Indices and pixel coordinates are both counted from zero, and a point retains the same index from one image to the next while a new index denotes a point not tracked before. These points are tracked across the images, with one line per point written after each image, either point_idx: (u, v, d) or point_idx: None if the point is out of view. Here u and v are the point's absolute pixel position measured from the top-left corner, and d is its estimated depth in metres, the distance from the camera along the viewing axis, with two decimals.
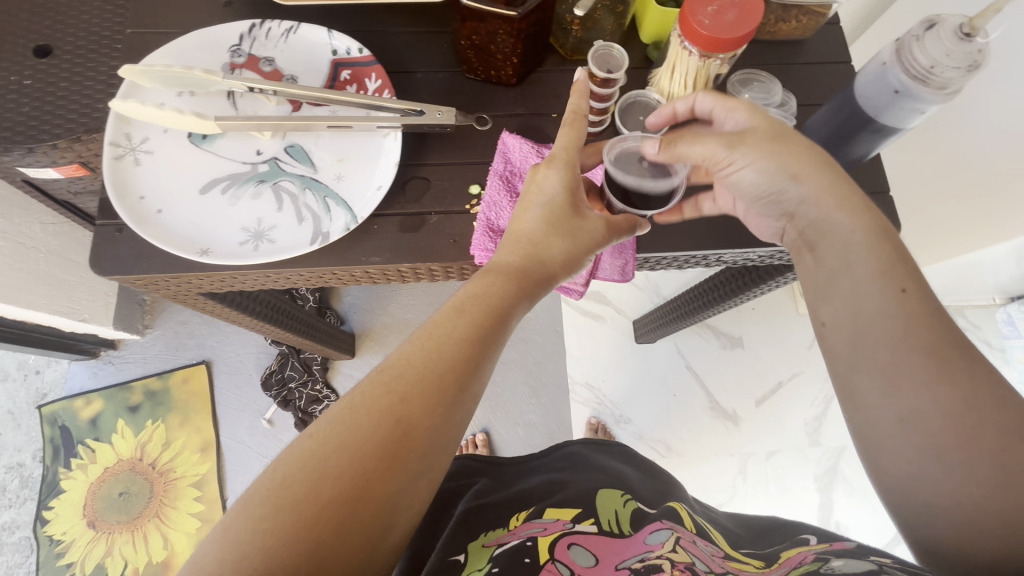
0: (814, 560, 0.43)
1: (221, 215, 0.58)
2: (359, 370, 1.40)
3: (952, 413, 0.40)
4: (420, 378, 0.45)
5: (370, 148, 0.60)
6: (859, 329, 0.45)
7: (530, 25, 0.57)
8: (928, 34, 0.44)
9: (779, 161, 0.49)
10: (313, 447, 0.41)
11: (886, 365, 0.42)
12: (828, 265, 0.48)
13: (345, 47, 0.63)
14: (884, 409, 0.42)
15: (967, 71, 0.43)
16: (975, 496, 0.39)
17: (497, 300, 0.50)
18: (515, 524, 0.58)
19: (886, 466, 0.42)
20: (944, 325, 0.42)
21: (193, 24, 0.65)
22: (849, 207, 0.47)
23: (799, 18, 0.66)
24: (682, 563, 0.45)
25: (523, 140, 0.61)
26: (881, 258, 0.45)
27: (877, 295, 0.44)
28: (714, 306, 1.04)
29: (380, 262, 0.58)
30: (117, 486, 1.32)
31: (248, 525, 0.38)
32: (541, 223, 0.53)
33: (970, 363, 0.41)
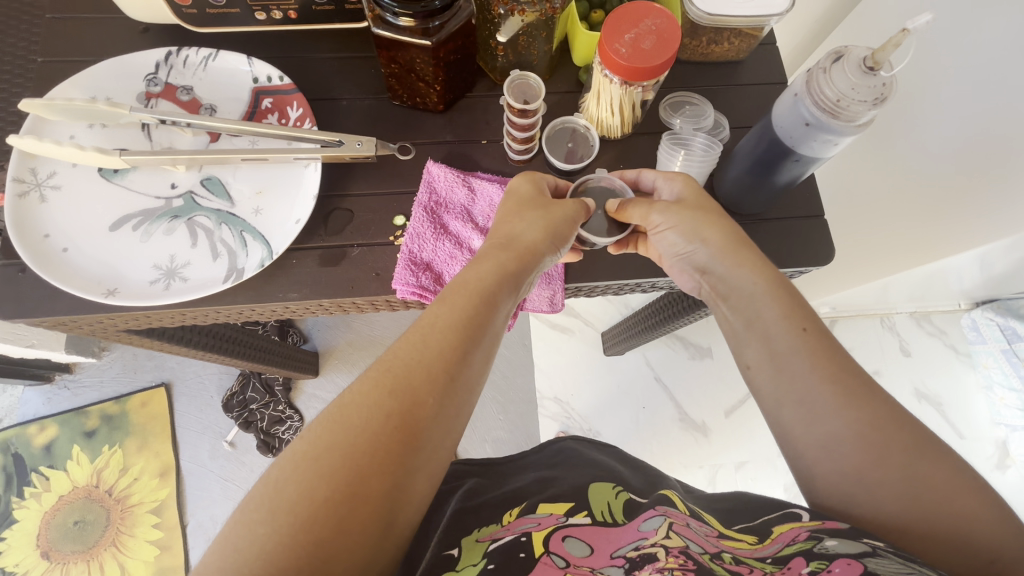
0: (809, 533, 0.38)
1: (132, 253, 0.55)
2: (323, 390, 1.37)
3: (860, 436, 0.40)
4: (410, 370, 0.42)
5: (290, 179, 0.59)
6: (776, 365, 0.44)
7: (448, 52, 0.56)
8: (834, 66, 0.44)
9: (698, 213, 0.52)
10: (305, 448, 0.38)
11: (800, 396, 0.42)
12: (741, 316, 0.48)
13: (265, 74, 0.61)
14: (807, 439, 0.42)
15: (874, 104, 0.43)
16: (901, 514, 0.38)
17: (482, 280, 0.48)
18: (508, 519, 0.55)
19: (828, 498, 0.40)
20: (841, 351, 0.44)
21: (109, 51, 0.63)
22: (748, 262, 0.49)
23: (731, 40, 0.65)
24: (677, 548, 0.41)
25: (448, 171, 0.60)
26: (783, 299, 0.47)
27: (778, 336, 0.45)
28: (669, 323, 1.03)
29: (299, 298, 0.56)
30: (72, 514, 1.27)
31: (246, 533, 0.35)
32: (517, 210, 0.54)
33: (869, 385, 0.42)
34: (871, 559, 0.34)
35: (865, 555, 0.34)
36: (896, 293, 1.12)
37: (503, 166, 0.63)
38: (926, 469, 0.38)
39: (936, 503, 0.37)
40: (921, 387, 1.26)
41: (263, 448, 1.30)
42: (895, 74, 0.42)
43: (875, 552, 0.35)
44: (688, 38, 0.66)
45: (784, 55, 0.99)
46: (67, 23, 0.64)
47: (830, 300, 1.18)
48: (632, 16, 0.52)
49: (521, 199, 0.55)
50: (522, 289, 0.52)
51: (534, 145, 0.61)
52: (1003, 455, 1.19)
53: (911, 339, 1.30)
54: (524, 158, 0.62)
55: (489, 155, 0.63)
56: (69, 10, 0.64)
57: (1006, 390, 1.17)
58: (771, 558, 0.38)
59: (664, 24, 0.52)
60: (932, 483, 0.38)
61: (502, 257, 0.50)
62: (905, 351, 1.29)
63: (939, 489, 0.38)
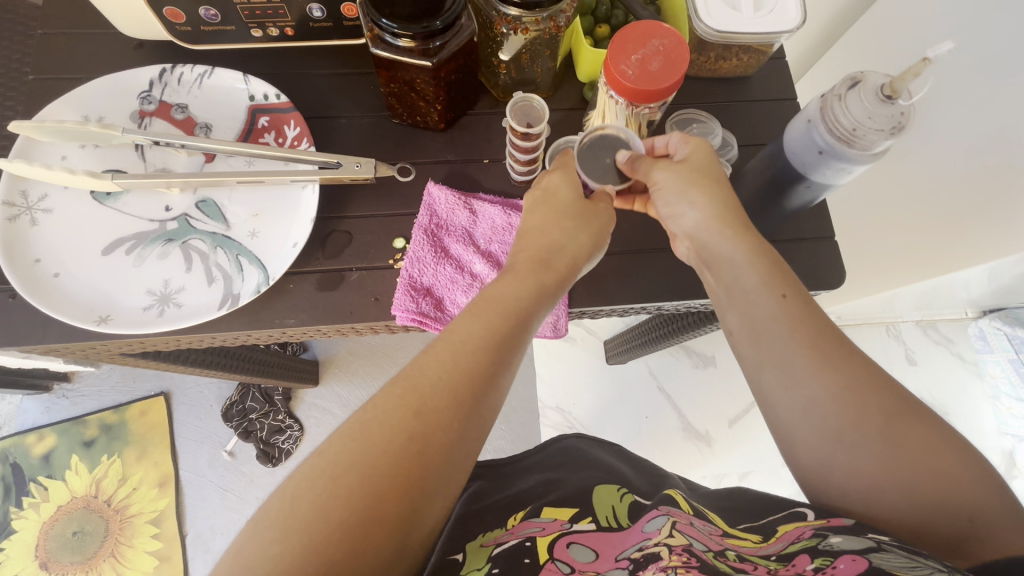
0: (813, 531, 0.38)
1: (125, 278, 0.54)
2: (323, 399, 1.36)
3: (840, 399, 0.40)
4: (437, 390, 0.41)
5: (287, 200, 0.57)
6: (756, 333, 0.44)
7: (449, 71, 0.54)
8: (850, 93, 0.42)
9: (689, 175, 0.49)
10: (321, 464, 0.38)
11: (780, 361, 0.42)
12: (724, 284, 0.47)
13: (262, 92, 0.60)
14: (787, 406, 0.42)
15: (891, 133, 0.41)
16: (881, 476, 0.38)
17: (516, 299, 0.47)
18: (513, 523, 0.54)
19: (803, 461, 0.42)
20: (824, 318, 0.44)
21: (103, 68, 0.61)
22: (732, 229, 0.47)
23: (740, 56, 0.63)
24: (680, 546, 0.40)
25: (450, 193, 0.58)
26: (764, 264, 0.45)
27: (758, 302, 0.44)
28: (673, 336, 1.01)
29: (296, 323, 0.55)
30: (71, 525, 1.26)
31: (260, 549, 0.35)
32: (554, 216, 0.51)
33: (850, 348, 0.42)
34: (876, 554, 0.34)
35: (870, 551, 0.34)
36: (903, 303, 1.10)
37: (505, 186, 0.61)
38: (904, 431, 0.39)
39: (914, 464, 0.38)
40: (927, 396, 1.24)
41: (263, 458, 1.29)
42: (913, 103, 0.41)
43: (879, 547, 0.35)
44: (695, 54, 0.64)
45: (791, 63, 0.97)
46: (59, 39, 0.62)
47: (836, 310, 1.16)
48: (638, 36, 0.51)
49: (558, 202, 0.52)
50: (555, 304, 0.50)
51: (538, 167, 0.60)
52: (1010, 465, 1.18)
53: (917, 348, 1.28)
54: (526, 179, 0.61)
55: (491, 175, 0.61)
56: (61, 25, 0.62)
57: (1013, 400, 1.16)
58: (777, 556, 0.38)
59: (671, 45, 0.50)
60: (909, 442, 0.39)
61: (539, 274, 0.48)
62: (911, 360, 1.27)
63: (916, 450, 0.38)
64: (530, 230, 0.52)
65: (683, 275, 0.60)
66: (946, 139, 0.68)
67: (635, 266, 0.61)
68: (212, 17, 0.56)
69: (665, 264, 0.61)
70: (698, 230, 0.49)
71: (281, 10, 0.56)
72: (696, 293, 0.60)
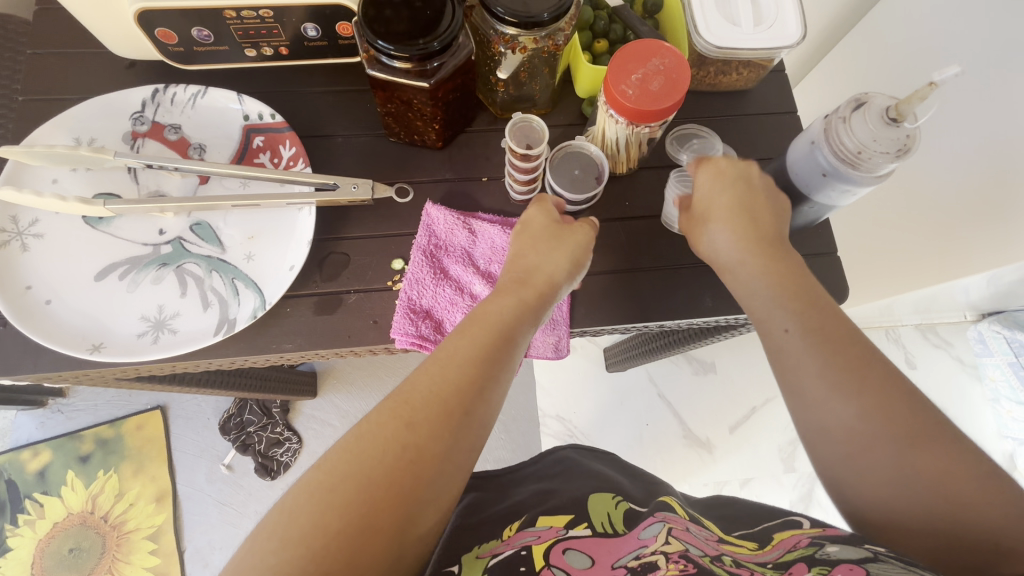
0: (811, 540, 0.42)
1: (119, 304, 0.53)
2: (321, 410, 1.35)
3: (862, 419, 0.42)
4: (428, 403, 0.42)
5: (283, 222, 0.57)
6: (781, 356, 0.46)
7: (446, 91, 0.54)
8: (855, 115, 0.42)
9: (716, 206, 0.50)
10: (319, 477, 0.40)
11: (807, 384, 0.44)
12: (750, 304, 0.48)
13: (257, 111, 0.59)
14: (816, 424, 0.44)
15: (897, 157, 0.41)
16: (910, 494, 0.40)
17: (499, 315, 0.48)
18: (508, 534, 0.54)
19: (837, 476, 0.43)
20: (839, 336, 0.44)
21: (94, 88, 0.60)
22: (759, 257, 0.48)
23: (740, 70, 0.63)
24: (677, 553, 0.43)
25: (448, 213, 0.57)
26: (790, 285, 0.47)
27: (780, 325, 0.46)
28: (672, 347, 1.01)
29: (293, 348, 0.54)
30: (67, 541, 1.25)
31: (260, 562, 0.36)
32: (529, 241, 0.52)
33: (872, 367, 0.43)
34: (872, 564, 0.36)
35: (868, 562, 0.37)
36: (905, 308, 1.09)
37: (504, 205, 0.60)
38: (924, 451, 0.41)
39: (934, 481, 0.40)
40: None
41: (262, 472, 1.28)
42: (920, 126, 0.40)
43: (876, 557, 0.37)
44: (694, 69, 0.64)
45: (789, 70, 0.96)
46: (49, 59, 0.61)
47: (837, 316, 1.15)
48: (639, 55, 0.50)
49: (533, 228, 0.53)
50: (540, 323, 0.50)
51: (538, 185, 0.58)
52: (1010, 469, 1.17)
53: (918, 353, 1.28)
54: (526, 197, 0.59)
55: (489, 194, 0.60)
56: (51, 44, 0.61)
57: (1014, 404, 1.16)
58: (772, 563, 0.42)
59: (672, 63, 0.50)
60: (929, 460, 0.40)
61: (518, 292, 0.49)
62: (911, 364, 1.26)
63: (937, 469, 0.40)
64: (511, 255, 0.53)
65: (685, 293, 0.60)
66: (948, 150, 0.67)
67: (636, 285, 0.60)
68: (205, 38, 0.55)
69: (665, 282, 0.60)
70: (726, 253, 0.50)
71: (275, 31, 0.55)
72: (698, 310, 0.59)
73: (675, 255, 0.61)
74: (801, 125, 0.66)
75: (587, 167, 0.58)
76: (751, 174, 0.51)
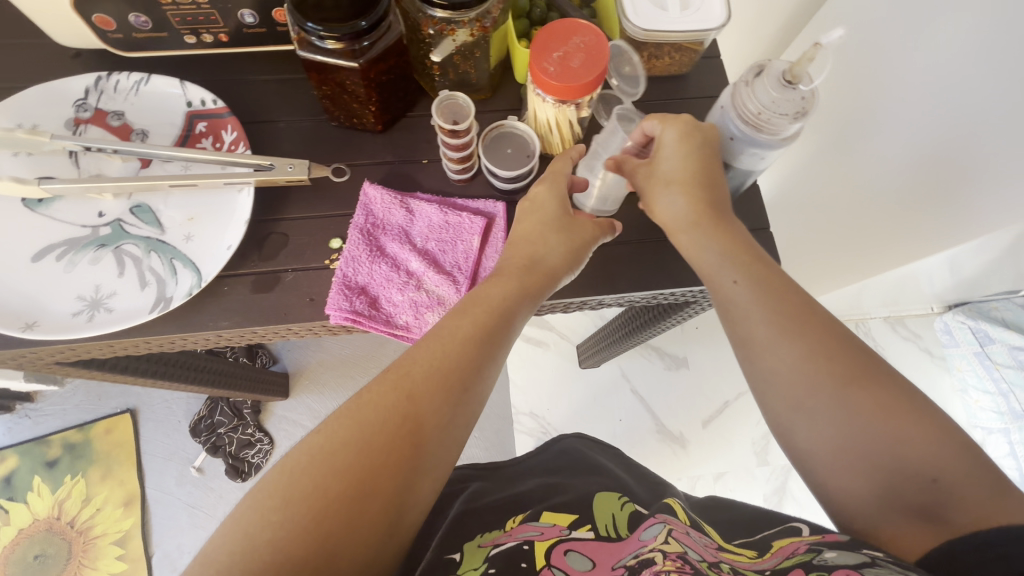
0: (810, 545, 0.39)
1: (55, 284, 0.54)
2: (294, 412, 1.34)
3: (802, 364, 0.42)
4: (426, 376, 0.43)
5: (223, 204, 0.58)
6: (730, 314, 0.47)
7: (378, 71, 0.55)
8: (756, 81, 0.44)
9: (672, 166, 0.50)
10: (319, 443, 0.40)
11: (753, 335, 0.45)
12: (701, 268, 0.49)
13: (199, 97, 0.60)
14: (762, 375, 0.44)
15: (796, 117, 0.43)
16: (853, 441, 0.40)
17: (501, 297, 0.49)
18: (511, 526, 0.54)
19: (782, 423, 0.43)
20: (787, 293, 0.46)
21: (40, 77, 0.62)
22: (708, 223, 0.49)
23: (672, 54, 0.65)
24: (674, 552, 0.41)
25: (385, 192, 0.59)
26: (738, 245, 0.48)
27: (725, 282, 0.47)
28: (634, 338, 1.01)
29: (229, 326, 0.55)
30: (33, 547, 1.23)
31: (258, 518, 0.36)
32: (539, 229, 0.53)
33: (814, 319, 0.44)
34: (870, 568, 0.34)
35: (864, 565, 0.34)
36: (867, 296, 1.10)
37: (443, 185, 0.62)
38: (864, 395, 0.40)
39: (878, 427, 0.39)
40: None
41: (233, 473, 1.27)
42: (814, 88, 0.43)
43: (873, 561, 0.34)
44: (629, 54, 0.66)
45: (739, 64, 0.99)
46: None
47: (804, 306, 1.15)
48: (561, 34, 0.52)
49: (547, 216, 0.54)
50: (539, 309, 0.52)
51: (474, 164, 0.60)
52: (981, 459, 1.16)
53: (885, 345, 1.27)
54: (465, 177, 0.61)
55: (430, 175, 0.62)
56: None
57: (980, 393, 1.15)
58: (770, 570, 0.39)
59: (592, 41, 0.52)
60: (872, 404, 0.40)
61: (524, 278, 0.51)
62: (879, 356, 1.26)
63: (879, 412, 0.40)
64: (519, 242, 0.54)
65: (619, 269, 0.61)
66: (890, 137, 0.69)
67: None
68: (143, 24, 0.57)
69: (602, 258, 0.62)
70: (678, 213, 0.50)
71: (213, 17, 0.57)
72: (633, 285, 0.61)
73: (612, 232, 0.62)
74: None
75: (519, 147, 0.61)
76: (714, 137, 0.51)
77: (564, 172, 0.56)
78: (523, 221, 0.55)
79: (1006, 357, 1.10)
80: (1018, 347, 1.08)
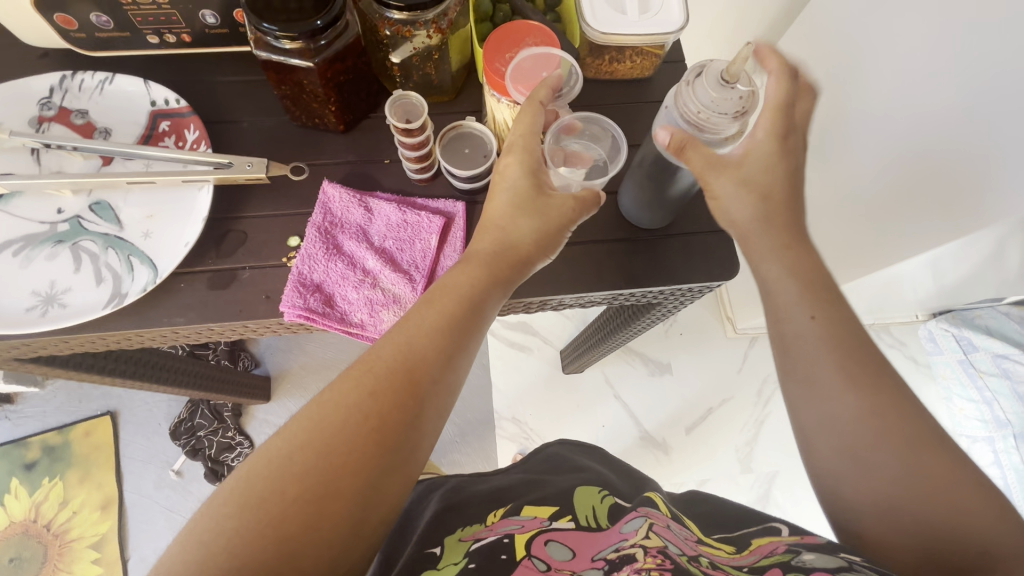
0: (788, 547, 0.41)
1: (11, 279, 0.54)
2: (274, 415, 1.31)
3: (862, 416, 0.41)
4: (390, 372, 0.43)
5: (182, 201, 0.58)
6: (787, 350, 0.45)
7: (336, 71, 0.56)
8: (696, 80, 0.46)
9: (771, 183, 0.46)
10: (278, 445, 0.39)
11: (807, 376, 0.43)
12: (771, 300, 0.46)
13: (162, 97, 0.61)
14: (811, 415, 0.43)
15: (735, 116, 0.45)
16: (900, 498, 0.39)
17: (467, 286, 0.48)
18: (492, 520, 0.53)
19: (826, 466, 0.42)
20: (855, 334, 0.44)
21: (7, 76, 0.62)
22: (790, 255, 0.46)
23: (633, 58, 0.66)
24: (655, 549, 0.41)
25: (344, 191, 0.59)
26: (812, 281, 0.45)
27: (793, 318, 0.45)
28: (609, 342, 1.00)
29: (184, 322, 0.55)
30: (7, 551, 1.20)
31: (212, 526, 0.36)
32: (509, 208, 0.51)
33: (877, 369, 0.42)
34: (848, 574, 0.36)
35: (840, 570, 0.36)
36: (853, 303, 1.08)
37: (404, 185, 0.62)
38: (920, 454, 0.39)
39: (933, 489, 0.38)
40: None
41: (211, 477, 1.23)
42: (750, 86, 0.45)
43: (850, 566, 0.37)
44: (590, 57, 0.66)
45: None
46: None
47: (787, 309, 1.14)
48: (512, 37, 0.55)
49: (520, 187, 0.50)
50: (511, 292, 0.52)
51: (433, 163, 0.60)
52: None
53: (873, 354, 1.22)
54: (425, 177, 0.61)
55: (391, 175, 0.62)
56: None
57: (965, 401, 1.06)
58: (749, 568, 0.40)
59: (543, 42, 0.55)
60: (928, 466, 0.39)
61: (493, 263, 0.50)
62: None
63: (936, 477, 0.39)
64: (493, 220, 0.51)
65: (579, 268, 0.62)
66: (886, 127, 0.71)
67: None
68: (105, 24, 0.58)
69: (565, 256, 0.62)
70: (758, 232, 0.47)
71: (175, 18, 0.58)
72: (593, 285, 0.61)
73: (573, 231, 0.63)
74: None
75: (477, 147, 0.61)
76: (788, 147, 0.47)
77: (535, 133, 0.51)
78: (496, 194, 0.52)
79: (989, 364, 1.02)
80: (1002, 355, 1.01)
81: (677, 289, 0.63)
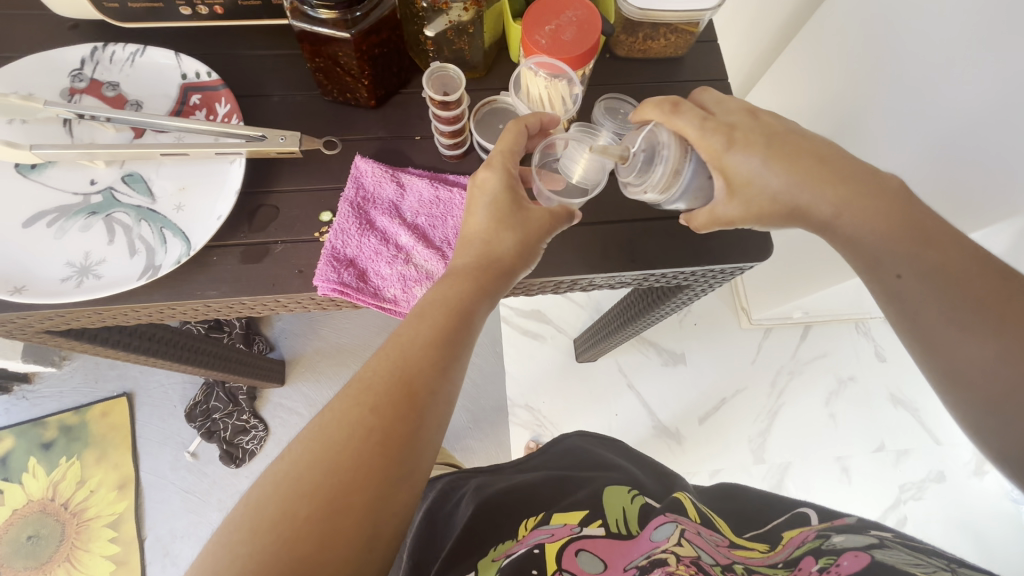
0: (818, 532, 0.41)
1: (45, 250, 0.54)
2: (289, 399, 1.31)
3: (985, 351, 0.40)
4: (388, 386, 0.42)
5: (214, 174, 0.58)
6: (894, 307, 0.45)
7: (372, 44, 0.55)
8: (628, 186, 0.52)
9: (782, 177, 0.47)
10: (286, 468, 0.39)
11: (917, 331, 0.44)
12: (862, 265, 0.47)
13: (194, 70, 0.61)
14: (939, 367, 0.43)
15: (662, 159, 0.49)
16: None
17: (456, 298, 0.47)
18: (523, 533, 0.53)
19: (964, 407, 0.42)
20: (964, 271, 0.42)
21: (39, 47, 0.62)
22: (865, 211, 0.45)
23: (667, 36, 0.65)
24: (688, 557, 0.41)
25: (376, 166, 0.59)
26: (900, 229, 0.44)
27: (882, 279, 0.45)
28: (626, 328, 0.99)
29: (217, 295, 0.55)
30: (25, 529, 1.21)
31: (227, 555, 0.35)
32: (489, 222, 0.50)
33: (998, 297, 0.41)
34: (879, 550, 0.36)
35: (872, 547, 0.36)
36: None
37: (435, 161, 0.61)
38: None
39: None
40: (897, 393, 1.29)
41: (226, 459, 1.23)
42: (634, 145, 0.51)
43: (882, 543, 0.37)
44: (624, 34, 0.65)
45: (754, 47, 0.99)
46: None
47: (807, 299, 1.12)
48: (553, 9, 0.54)
49: (497, 201, 0.50)
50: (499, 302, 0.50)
51: (466, 140, 0.60)
52: (979, 462, 1.22)
53: (886, 344, 1.32)
54: (457, 154, 0.61)
55: (421, 151, 0.62)
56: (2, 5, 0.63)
57: None
58: (783, 563, 0.40)
59: (583, 16, 0.54)
60: None
61: (480, 278, 0.49)
62: (880, 356, 1.30)
63: None
64: (473, 233, 0.51)
65: (612, 248, 0.61)
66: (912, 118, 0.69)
67: (566, 239, 0.61)
68: None
69: (597, 236, 0.62)
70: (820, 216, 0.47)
71: None
72: (627, 265, 0.61)
73: (604, 212, 0.62)
74: (730, 92, 0.67)
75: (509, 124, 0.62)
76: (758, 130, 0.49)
77: (515, 150, 0.52)
78: (472, 206, 0.52)
79: None
80: None
81: (709, 270, 0.62)
